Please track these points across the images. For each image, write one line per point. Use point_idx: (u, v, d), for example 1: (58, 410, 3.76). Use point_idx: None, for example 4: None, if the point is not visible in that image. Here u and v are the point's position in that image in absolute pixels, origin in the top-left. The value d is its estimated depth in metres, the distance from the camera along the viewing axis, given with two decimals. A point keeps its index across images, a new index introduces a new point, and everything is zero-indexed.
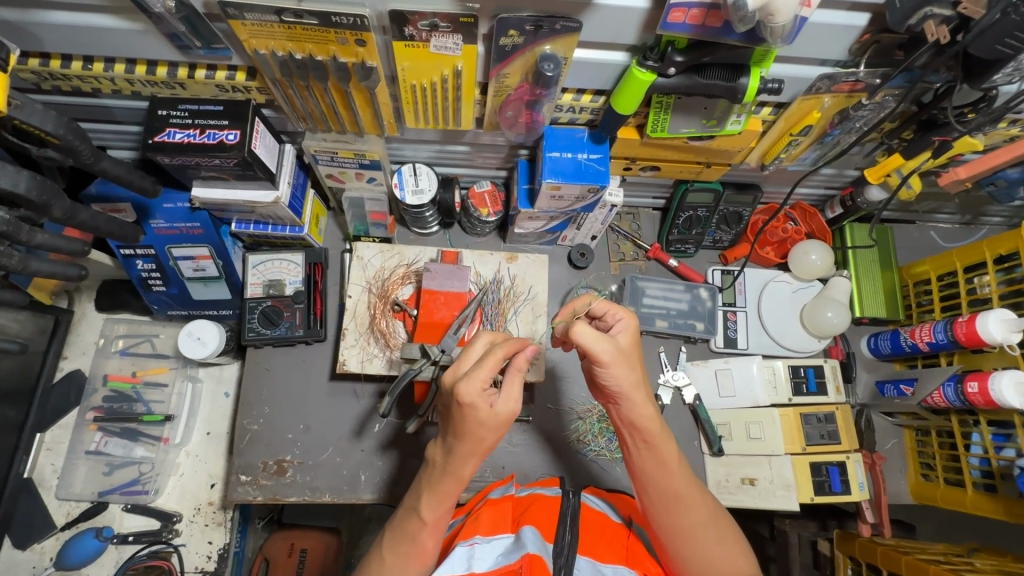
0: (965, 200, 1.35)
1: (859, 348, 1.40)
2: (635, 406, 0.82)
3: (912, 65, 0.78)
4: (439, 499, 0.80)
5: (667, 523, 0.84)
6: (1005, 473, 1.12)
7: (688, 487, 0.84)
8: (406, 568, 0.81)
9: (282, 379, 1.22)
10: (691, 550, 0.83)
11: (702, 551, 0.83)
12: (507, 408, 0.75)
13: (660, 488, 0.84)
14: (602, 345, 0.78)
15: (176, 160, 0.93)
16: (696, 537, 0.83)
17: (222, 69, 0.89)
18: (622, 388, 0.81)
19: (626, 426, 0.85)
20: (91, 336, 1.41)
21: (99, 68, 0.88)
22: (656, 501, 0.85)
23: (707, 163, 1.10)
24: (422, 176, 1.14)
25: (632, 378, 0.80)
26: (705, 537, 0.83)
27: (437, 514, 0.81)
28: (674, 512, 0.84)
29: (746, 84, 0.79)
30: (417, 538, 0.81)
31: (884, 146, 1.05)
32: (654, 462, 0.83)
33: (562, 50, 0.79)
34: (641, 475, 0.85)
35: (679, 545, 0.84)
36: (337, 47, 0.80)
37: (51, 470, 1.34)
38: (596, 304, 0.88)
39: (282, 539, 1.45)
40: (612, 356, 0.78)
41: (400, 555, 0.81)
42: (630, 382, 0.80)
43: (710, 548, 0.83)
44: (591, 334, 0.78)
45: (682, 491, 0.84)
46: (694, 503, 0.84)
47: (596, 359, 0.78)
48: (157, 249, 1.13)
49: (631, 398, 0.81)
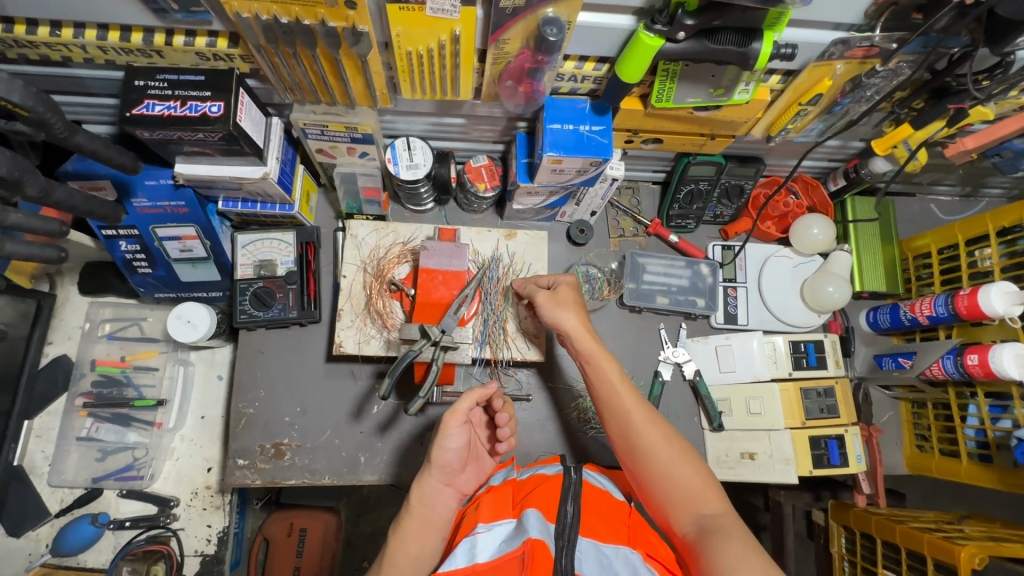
0: (968, 171, 1.33)
1: (857, 322, 1.39)
2: (579, 339, 0.93)
3: (931, 29, 0.75)
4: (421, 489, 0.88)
5: (625, 447, 0.87)
6: (1002, 443, 1.13)
7: (636, 406, 0.87)
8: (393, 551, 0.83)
9: (276, 361, 1.19)
10: (653, 469, 0.83)
11: (664, 472, 0.83)
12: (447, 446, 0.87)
13: (612, 409, 0.89)
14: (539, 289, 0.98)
15: (157, 135, 0.88)
16: (655, 457, 0.83)
17: (202, 35, 0.84)
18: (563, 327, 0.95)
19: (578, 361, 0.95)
20: (76, 321, 1.37)
21: (68, 34, 0.82)
22: (612, 424, 0.89)
23: (711, 134, 1.07)
24: (417, 150, 1.10)
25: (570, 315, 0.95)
26: (663, 458, 0.83)
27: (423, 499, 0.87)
28: (629, 433, 0.86)
29: (758, 50, 0.76)
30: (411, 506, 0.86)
31: (892, 116, 1.02)
32: (602, 386, 0.90)
33: (565, 13, 0.75)
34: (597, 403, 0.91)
35: (641, 467, 0.84)
36: (325, 9, 0.75)
37: (42, 457, 1.31)
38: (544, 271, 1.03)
39: (281, 518, 1.44)
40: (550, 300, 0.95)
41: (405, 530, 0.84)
42: (568, 316, 0.94)
43: (670, 468, 0.83)
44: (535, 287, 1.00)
45: (630, 412, 0.87)
46: (647, 421, 0.86)
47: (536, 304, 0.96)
48: (140, 230, 1.08)
49: (574, 329, 0.94)
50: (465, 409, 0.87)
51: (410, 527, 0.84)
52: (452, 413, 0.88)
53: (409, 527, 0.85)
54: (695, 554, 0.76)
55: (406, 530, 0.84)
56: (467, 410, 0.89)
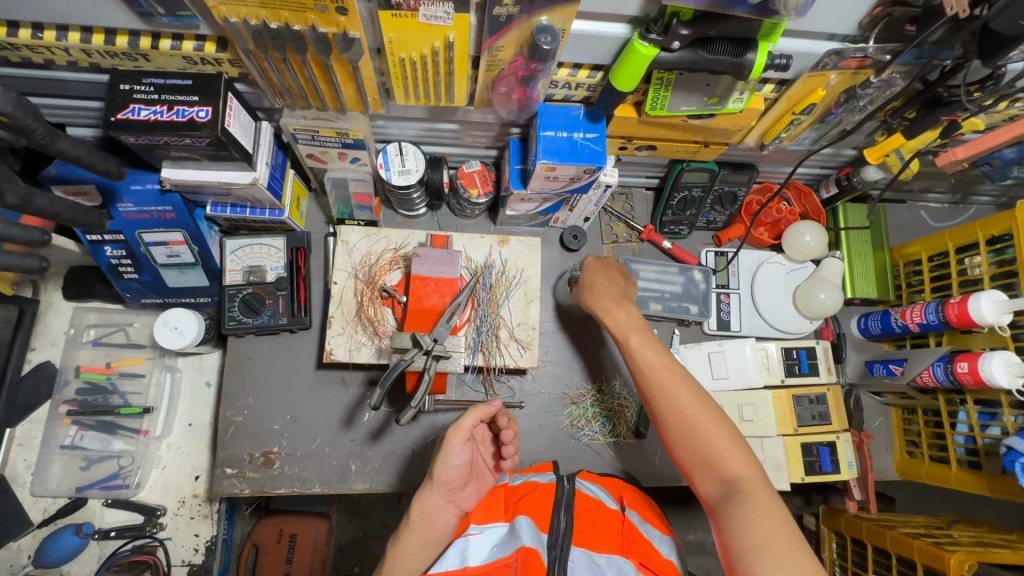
0: (958, 179, 1.34)
1: (849, 329, 1.40)
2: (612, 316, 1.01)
3: (924, 41, 0.75)
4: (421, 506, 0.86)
5: (654, 412, 0.89)
6: (990, 450, 1.14)
7: (663, 374, 0.90)
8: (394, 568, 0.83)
9: (265, 368, 1.17)
10: (678, 433, 0.85)
11: (689, 434, 0.84)
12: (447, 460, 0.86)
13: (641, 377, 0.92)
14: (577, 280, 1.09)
15: (143, 140, 0.86)
16: (680, 420, 0.85)
17: (190, 39, 0.82)
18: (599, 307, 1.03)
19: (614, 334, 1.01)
20: (60, 326, 1.34)
21: (51, 37, 0.80)
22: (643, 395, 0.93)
23: (705, 142, 1.07)
24: (409, 156, 1.09)
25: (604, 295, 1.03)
26: (688, 421, 0.84)
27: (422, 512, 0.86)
28: (655, 398, 0.89)
29: (753, 61, 0.76)
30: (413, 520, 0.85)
31: (885, 126, 1.02)
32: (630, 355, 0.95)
33: (559, 20, 0.74)
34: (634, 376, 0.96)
35: (668, 432, 0.87)
36: (316, 15, 0.74)
37: (24, 466, 1.28)
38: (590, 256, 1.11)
39: (272, 524, 1.42)
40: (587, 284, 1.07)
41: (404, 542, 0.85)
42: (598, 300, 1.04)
43: (694, 430, 0.83)
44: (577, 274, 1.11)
45: (658, 377, 0.90)
46: (672, 386, 0.88)
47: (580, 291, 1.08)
48: (126, 235, 1.06)
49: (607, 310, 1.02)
50: (468, 426, 0.86)
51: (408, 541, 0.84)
52: (456, 430, 0.86)
53: (408, 540, 0.84)
54: (720, 517, 0.77)
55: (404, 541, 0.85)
56: (471, 427, 0.87)
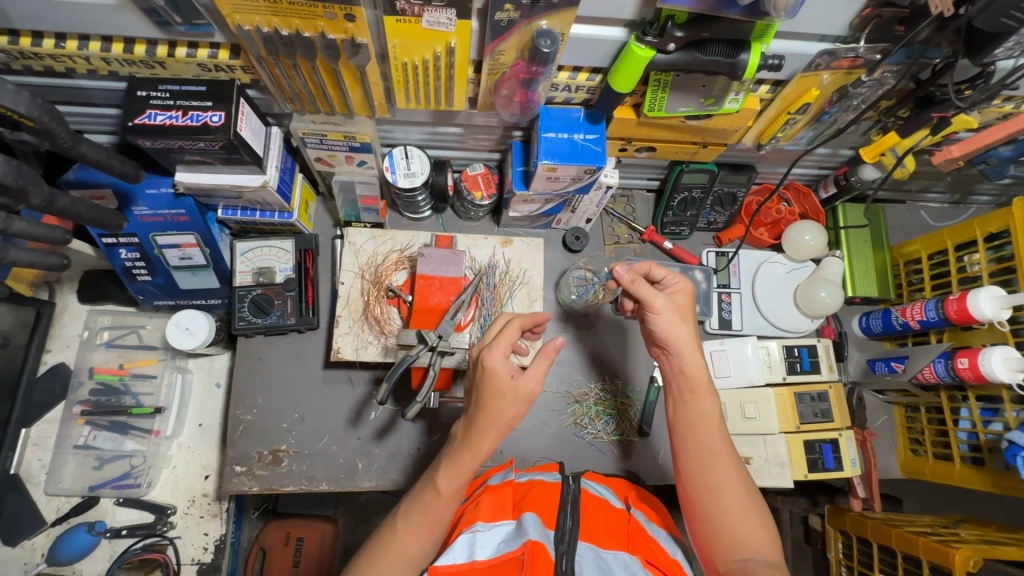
0: (956, 178, 1.36)
1: (850, 327, 1.41)
2: (677, 357, 0.90)
3: (912, 41, 0.78)
4: (455, 473, 0.82)
5: (693, 475, 0.85)
6: (993, 446, 1.13)
7: (721, 445, 0.86)
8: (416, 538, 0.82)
9: (274, 368, 1.20)
10: (720, 506, 0.82)
11: (731, 511, 0.81)
12: (527, 386, 0.80)
13: (694, 440, 0.86)
14: (656, 293, 0.90)
15: (158, 144, 0.90)
16: (727, 496, 0.82)
17: (204, 47, 0.86)
18: (668, 340, 0.90)
19: (673, 378, 0.91)
20: (75, 329, 1.38)
21: (73, 46, 0.84)
22: (685, 453, 0.87)
23: (703, 142, 1.09)
24: (414, 159, 1.12)
25: (678, 328, 0.90)
26: (733, 499, 0.82)
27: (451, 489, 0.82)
28: (705, 466, 0.85)
29: (746, 61, 0.78)
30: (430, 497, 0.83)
31: (880, 124, 1.04)
32: (685, 401, 0.89)
33: (559, 25, 0.77)
34: (678, 430, 0.89)
35: (706, 500, 0.83)
36: (324, 22, 0.77)
37: (39, 465, 1.31)
38: (656, 268, 0.96)
39: (278, 527, 1.44)
40: (661, 306, 0.90)
41: (413, 523, 0.82)
42: (680, 331, 0.89)
43: (734, 507, 0.82)
44: (643, 285, 0.91)
45: (714, 447, 0.85)
46: (727, 461, 0.85)
47: (647, 306, 0.90)
48: (141, 238, 1.10)
49: (687, 347, 0.89)
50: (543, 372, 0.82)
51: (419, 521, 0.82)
52: (530, 374, 0.81)
53: (422, 516, 0.82)
54: None
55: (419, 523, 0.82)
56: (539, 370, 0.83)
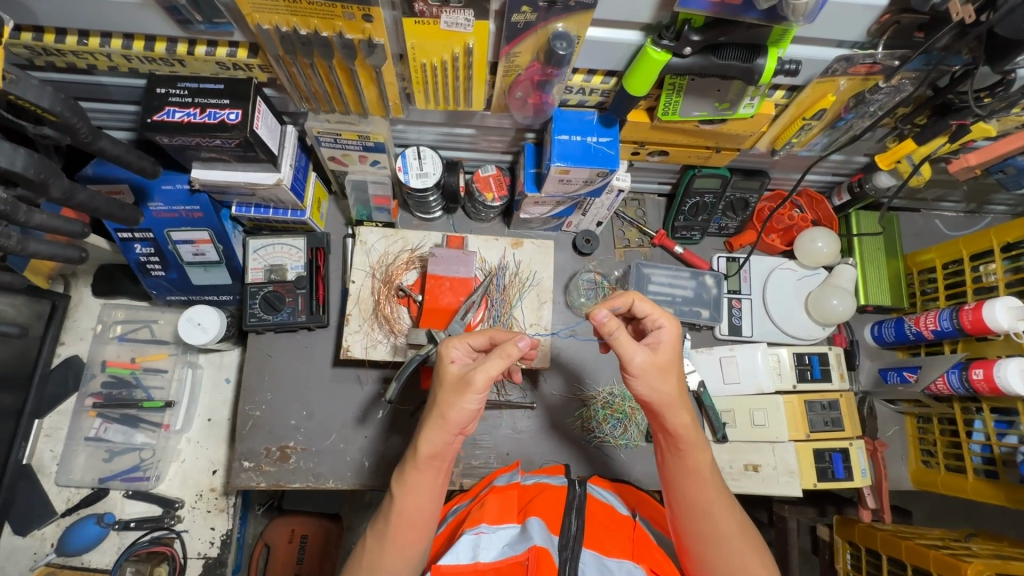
0: (972, 187, 1.34)
1: (862, 336, 1.40)
2: (666, 415, 0.82)
3: (932, 47, 0.77)
4: (408, 477, 0.81)
5: (691, 529, 0.83)
6: (1008, 459, 1.11)
7: (717, 497, 0.83)
8: (386, 552, 0.79)
9: (283, 365, 1.21)
10: (719, 557, 0.81)
11: (732, 560, 0.81)
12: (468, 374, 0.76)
13: (690, 493, 0.83)
14: (637, 352, 0.79)
15: (176, 140, 0.91)
16: (726, 547, 0.81)
17: (224, 45, 0.86)
18: (652, 398, 0.81)
19: (661, 433, 0.85)
20: (89, 322, 1.40)
21: (95, 43, 0.85)
22: (682, 506, 0.84)
23: (716, 147, 1.09)
24: (426, 159, 1.12)
25: (663, 387, 0.80)
26: (734, 548, 0.81)
27: (410, 494, 0.81)
28: (700, 519, 0.82)
29: (763, 66, 0.78)
30: (393, 518, 0.80)
31: (896, 132, 1.04)
32: (679, 459, 0.84)
33: (575, 28, 0.77)
34: (672, 480, 0.85)
35: (705, 550, 0.82)
36: (343, 22, 0.78)
37: (50, 456, 1.32)
38: (638, 303, 0.85)
39: (283, 524, 1.44)
40: (642, 364, 0.79)
41: (386, 543, 0.79)
42: (666, 390, 0.80)
43: (738, 558, 0.80)
44: (627, 338, 0.79)
45: (711, 499, 0.82)
46: (727, 514, 0.82)
47: (626, 366, 0.80)
48: (155, 233, 1.11)
49: (669, 406, 0.81)
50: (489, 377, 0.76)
51: (398, 541, 0.80)
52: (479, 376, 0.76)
53: (396, 536, 0.80)
54: None
55: (393, 542, 0.79)
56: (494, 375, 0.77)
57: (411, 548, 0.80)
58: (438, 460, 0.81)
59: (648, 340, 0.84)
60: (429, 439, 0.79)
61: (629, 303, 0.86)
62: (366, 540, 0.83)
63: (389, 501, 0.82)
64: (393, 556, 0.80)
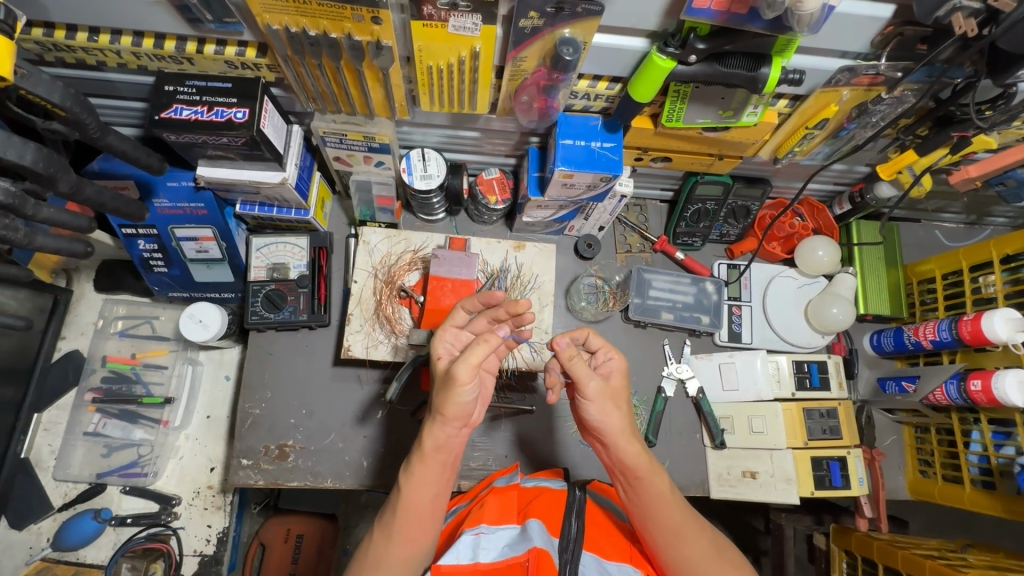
0: (972, 199, 1.35)
1: (862, 345, 1.40)
2: (620, 446, 0.82)
3: (935, 59, 0.78)
4: (415, 470, 0.81)
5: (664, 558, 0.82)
6: (1005, 470, 1.12)
7: (684, 520, 0.82)
8: (391, 546, 0.80)
9: (284, 363, 1.21)
10: None
11: None
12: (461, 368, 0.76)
13: (657, 523, 0.82)
14: (590, 377, 0.81)
15: (183, 137, 0.91)
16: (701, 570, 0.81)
17: (232, 44, 0.87)
18: (606, 426, 0.82)
19: (617, 466, 0.84)
20: (90, 317, 1.40)
21: (105, 40, 0.86)
22: (653, 536, 0.83)
23: (719, 155, 1.09)
24: (431, 161, 1.13)
25: (615, 414, 0.82)
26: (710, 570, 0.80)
27: (417, 489, 0.80)
28: (674, 544, 0.81)
29: (767, 75, 0.79)
30: (400, 513, 0.80)
31: (898, 142, 1.05)
32: (640, 490, 0.82)
33: (582, 34, 0.77)
34: (637, 511, 0.84)
35: None
36: (352, 24, 0.78)
37: (48, 450, 1.32)
38: (592, 337, 0.88)
39: (279, 523, 1.44)
40: (596, 389, 0.81)
41: (392, 538, 0.80)
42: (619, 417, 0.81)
43: None
44: (582, 365, 0.82)
45: (678, 526, 0.82)
46: (696, 538, 0.82)
47: (580, 391, 0.81)
48: (159, 229, 1.11)
49: (621, 433, 0.81)
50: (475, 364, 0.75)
51: (404, 536, 0.80)
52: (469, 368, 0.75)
53: (403, 531, 0.80)
54: None
55: (398, 537, 0.80)
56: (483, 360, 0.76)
57: (416, 541, 0.81)
58: (449, 456, 0.82)
59: (599, 372, 0.86)
60: (432, 434, 0.79)
61: (584, 338, 0.88)
62: (373, 533, 0.83)
63: (396, 494, 0.82)
64: (398, 551, 0.80)
